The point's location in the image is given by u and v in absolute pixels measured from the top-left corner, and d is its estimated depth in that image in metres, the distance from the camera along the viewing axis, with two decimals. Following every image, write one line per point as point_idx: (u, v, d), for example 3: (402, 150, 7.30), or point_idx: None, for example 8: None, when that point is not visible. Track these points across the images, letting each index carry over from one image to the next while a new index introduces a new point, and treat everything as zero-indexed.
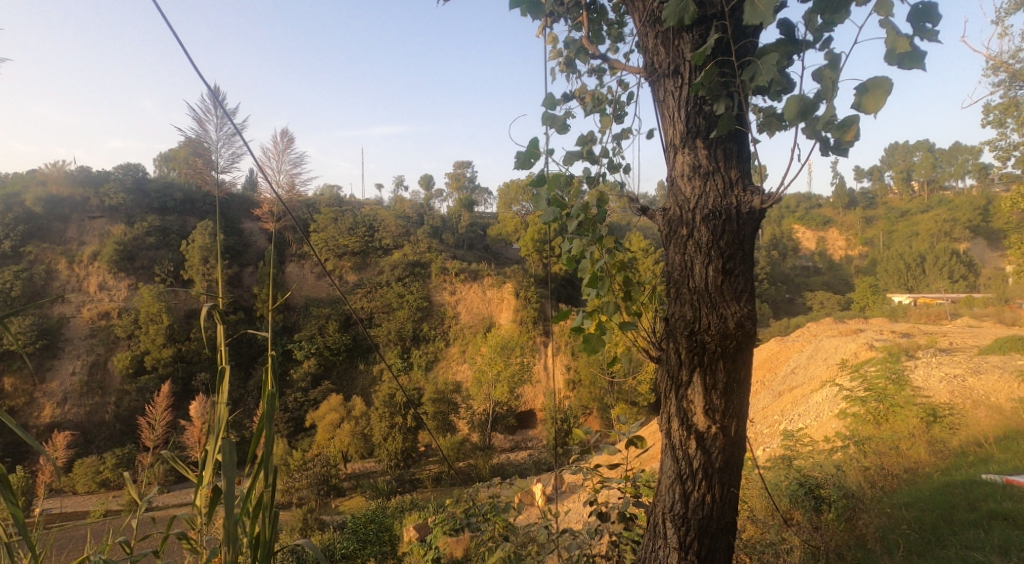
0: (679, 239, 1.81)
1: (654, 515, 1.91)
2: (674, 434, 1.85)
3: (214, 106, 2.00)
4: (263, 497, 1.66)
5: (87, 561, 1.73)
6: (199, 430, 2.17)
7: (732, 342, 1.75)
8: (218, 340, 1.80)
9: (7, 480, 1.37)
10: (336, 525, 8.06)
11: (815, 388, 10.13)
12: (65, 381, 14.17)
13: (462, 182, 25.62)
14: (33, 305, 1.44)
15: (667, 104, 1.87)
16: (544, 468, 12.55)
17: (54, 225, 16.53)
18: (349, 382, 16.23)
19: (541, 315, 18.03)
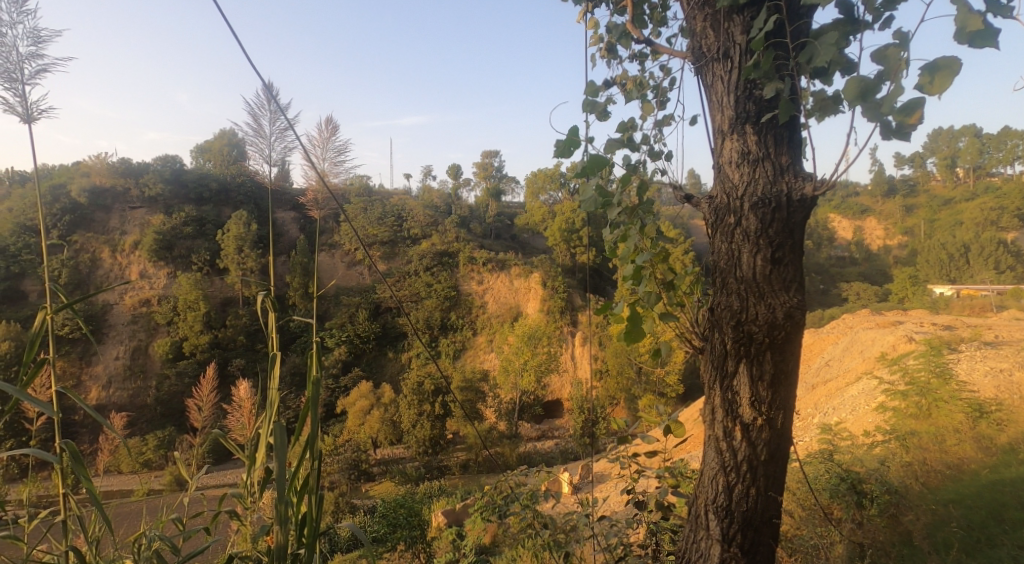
0: (726, 227, 1.78)
1: (696, 506, 1.90)
2: (719, 425, 1.82)
3: (267, 101, 2.00)
4: (309, 477, 1.69)
5: (144, 534, 1.78)
6: (245, 409, 2.23)
7: (780, 332, 1.72)
8: (267, 327, 1.83)
9: (82, 453, 1.43)
10: (366, 509, 8.19)
11: (850, 381, 9.97)
12: (109, 365, 14.69)
13: (489, 172, 25.67)
14: (93, 291, 1.50)
15: (715, 90, 1.84)
16: (571, 457, 12.61)
17: (97, 215, 17.11)
18: (378, 368, 16.43)
19: (569, 305, 18.02)
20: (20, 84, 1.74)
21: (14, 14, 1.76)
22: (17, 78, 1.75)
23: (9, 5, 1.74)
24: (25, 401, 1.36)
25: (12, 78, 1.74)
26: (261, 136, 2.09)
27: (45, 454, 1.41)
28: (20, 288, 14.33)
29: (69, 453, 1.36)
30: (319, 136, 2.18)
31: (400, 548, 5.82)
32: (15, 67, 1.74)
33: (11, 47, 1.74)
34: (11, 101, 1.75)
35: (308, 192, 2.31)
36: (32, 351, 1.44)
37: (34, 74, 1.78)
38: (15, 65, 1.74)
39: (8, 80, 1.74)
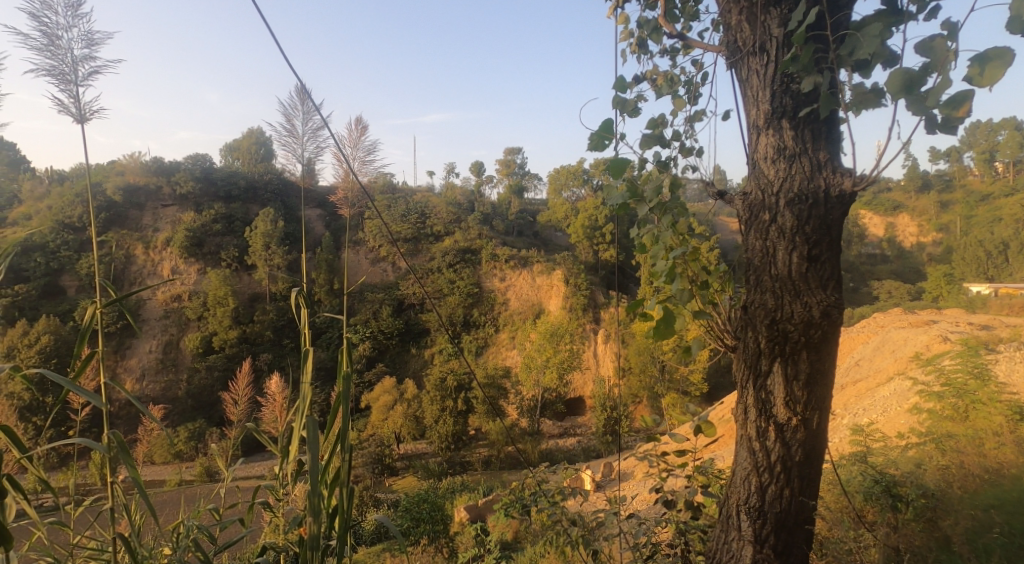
0: (761, 225, 1.75)
1: (727, 506, 1.87)
2: (752, 424, 1.79)
3: (302, 101, 2.03)
4: (341, 471, 1.70)
5: (183, 524, 1.83)
6: (279, 403, 2.28)
7: (816, 332, 1.68)
8: (301, 322, 1.85)
9: (126, 445, 1.48)
10: (390, 503, 8.24)
11: (881, 382, 9.75)
12: (143, 359, 15.05)
13: (512, 169, 25.65)
14: (133, 287, 1.55)
15: (750, 85, 1.82)
16: (593, 455, 12.56)
17: (131, 212, 17.56)
18: (401, 364, 16.55)
19: (591, 303, 17.91)
20: (73, 84, 1.80)
21: (69, 17, 1.81)
22: (70, 79, 1.80)
23: (64, 8, 1.80)
24: (75, 392, 1.41)
25: (65, 80, 1.80)
26: (295, 135, 2.12)
27: (93, 444, 1.45)
28: (58, 283, 14.78)
29: (117, 444, 1.40)
30: (350, 135, 2.20)
31: (422, 542, 5.82)
32: (69, 69, 1.80)
33: (64, 48, 1.79)
34: (65, 102, 1.81)
35: (338, 190, 2.33)
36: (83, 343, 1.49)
37: (86, 75, 1.84)
38: (69, 66, 1.80)
39: (62, 82, 1.79)
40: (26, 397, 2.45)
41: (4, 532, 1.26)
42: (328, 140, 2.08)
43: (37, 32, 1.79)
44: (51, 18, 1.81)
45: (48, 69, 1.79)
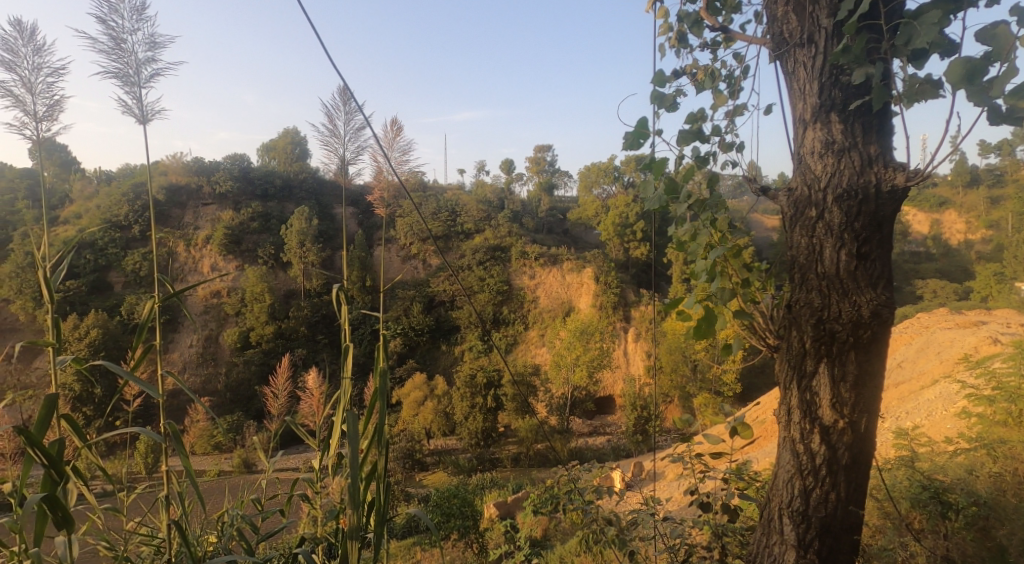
0: (806, 221, 1.71)
1: (769, 508, 1.83)
2: (795, 426, 1.75)
3: (344, 101, 2.05)
4: (379, 465, 1.72)
5: (226, 514, 1.88)
6: (317, 397, 2.32)
7: (865, 331, 1.63)
8: (341, 318, 1.87)
9: (180, 436, 1.53)
10: (421, 498, 8.33)
11: (925, 384, 9.45)
12: (184, 353, 15.49)
13: (542, 166, 25.61)
14: (183, 281, 1.60)
15: (796, 78, 1.77)
16: (623, 454, 12.47)
17: (173, 210, 18.10)
18: (432, 361, 16.69)
19: (622, 301, 17.74)
20: (137, 86, 1.90)
21: (134, 21, 1.90)
22: (134, 81, 1.90)
23: (129, 12, 1.89)
24: (134, 382, 1.46)
25: (129, 82, 1.89)
26: (336, 136, 2.14)
27: (149, 433, 1.50)
28: (105, 279, 15.32)
29: (170, 433, 1.45)
30: (388, 135, 2.21)
31: (453, 537, 5.84)
32: (132, 71, 1.89)
33: (129, 51, 1.89)
34: (128, 103, 1.90)
35: (376, 190, 2.35)
36: (141, 336, 1.56)
37: (149, 77, 1.93)
38: (133, 68, 1.89)
39: (127, 83, 1.88)
40: (79, 388, 2.55)
41: (67, 515, 1.31)
42: (367, 141, 2.09)
43: (105, 35, 1.89)
44: (118, 22, 1.91)
45: (114, 70, 1.88)
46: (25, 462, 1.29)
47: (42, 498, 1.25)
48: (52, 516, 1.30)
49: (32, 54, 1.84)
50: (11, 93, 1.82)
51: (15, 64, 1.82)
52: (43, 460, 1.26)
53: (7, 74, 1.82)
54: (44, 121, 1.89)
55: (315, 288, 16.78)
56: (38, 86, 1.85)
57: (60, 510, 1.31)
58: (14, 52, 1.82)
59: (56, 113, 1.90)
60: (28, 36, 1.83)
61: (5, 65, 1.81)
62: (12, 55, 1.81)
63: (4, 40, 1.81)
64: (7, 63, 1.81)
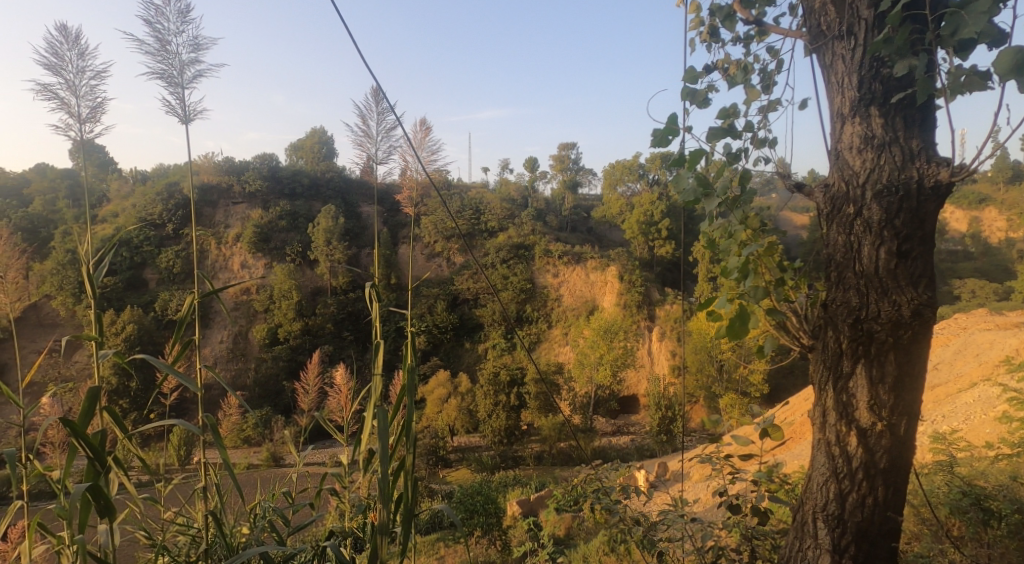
0: (843, 218, 1.66)
1: (802, 511, 1.79)
2: (830, 428, 1.70)
3: (376, 101, 2.06)
4: (406, 461, 1.72)
5: (258, 506, 1.91)
6: (347, 394, 2.35)
7: (906, 331, 1.58)
8: (372, 315, 1.88)
9: (217, 429, 1.56)
10: (445, 494, 8.38)
11: (963, 387, 9.18)
12: (215, 348, 15.81)
13: (566, 164, 25.53)
14: (219, 277, 1.61)
15: (833, 71, 1.73)
16: (647, 454, 12.38)
17: (205, 209, 18.50)
18: (455, 358, 16.77)
19: (646, 300, 17.55)
20: (180, 86, 1.95)
21: (179, 23, 1.95)
22: (177, 81, 1.95)
23: (175, 15, 1.94)
24: (174, 376, 1.49)
25: (173, 82, 1.94)
26: (369, 136, 2.16)
27: (186, 426, 1.53)
28: (140, 276, 15.71)
29: (207, 426, 1.47)
30: (418, 135, 2.22)
31: (476, 534, 5.86)
32: (176, 71, 1.94)
33: (173, 52, 1.93)
34: (173, 104, 1.96)
35: (404, 189, 2.36)
36: (180, 330, 1.59)
37: (191, 78, 1.98)
38: (177, 69, 1.94)
39: (171, 83, 1.94)
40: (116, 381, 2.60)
41: (108, 506, 1.34)
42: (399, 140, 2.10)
43: (151, 38, 1.94)
44: (162, 24, 1.96)
45: (159, 71, 1.93)
46: (70, 451, 1.32)
47: (86, 487, 1.28)
48: (94, 505, 1.33)
49: (76, 57, 1.89)
50: (57, 95, 1.88)
51: (60, 68, 1.87)
52: (87, 451, 1.29)
53: (53, 77, 1.88)
54: (87, 122, 1.94)
55: (341, 285, 16.96)
56: (82, 89, 1.90)
57: (102, 500, 1.33)
58: (60, 56, 1.87)
59: (100, 114, 1.95)
60: (72, 41, 1.89)
61: (51, 69, 1.86)
62: (58, 59, 1.86)
63: (51, 45, 1.87)
64: (53, 67, 1.86)
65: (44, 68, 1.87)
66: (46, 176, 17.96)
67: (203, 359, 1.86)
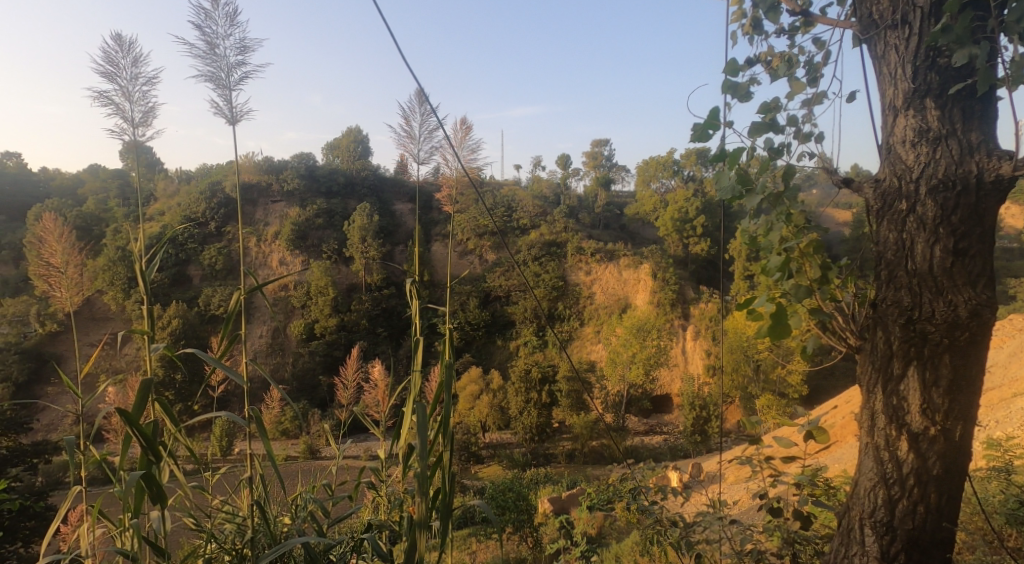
0: (894, 215, 1.60)
1: (848, 517, 1.73)
2: (879, 432, 1.64)
3: (419, 101, 2.07)
4: (444, 456, 1.73)
5: (300, 497, 1.94)
6: (384, 390, 2.36)
7: (962, 333, 1.51)
8: (412, 313, 1.89)
9: (261, 421, 1.58)
10: (477, 490, 8.44)
11: (1017, 392, 8.79)
12: (255, 343, 16.19)
13: (598, 161, 25.34)
14: (261, 273, 1.63)
15: (886, 62, 1.66)
16: (681, 454, 12.24)
17: (246, 208, 18.98)
18: (487, 356, 16.82)
19: (680, 298, 17.27)
20: (227, 89, 1.98)
21: (227, 27, 1.99)
22: (224, 84, 1.98)
23: (223, 19, 1.98)
24: (221, 370, 1.52)
25: (221, 85, 1.98)
26: (411, 136, 2.16)
27: (233, 417, 1.56)
28: (185, 273, 16.21)
29: (252, 417, 1.50)
30: (459, 134, 2.21)
31: (507, 531, 5.88)
32: (224, 74, 1.98)
33: (221, 56, 1.97)
34: (221, 106, 1.99)
35: (444, 187, 2.36)
36: (228, 325, 1.62)
37: (238, 81, 2.02)
38: (224, 72, 1.98)
39: (219, 86, 1.98)
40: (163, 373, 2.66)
41: (160, 492, 1.38)
42: (441, 142, 2.09)
43: (199, 42, 1.98)
44: (211, 28, 2.00)
45: (208, 74, 1.97)
46: (125, 441, 1.36)
47: (140, 475, 1.32)
48: (148, 492, 1.37)
49: (130, 64, 1.94)
50: (111, 101, 1.93)
51: (115, 75, 1.92)
52: (140, 440, 1.33)
53: (108, 84, 1.93)
54: (140, 126, 1.99)
55: (375, 282, 17.18)
56: (135, 94, 1.95)
57: (155, 487, 1.37)
58: (114, 64, 1.92)
59: (152, 118, 2.00)
60: (126, 48, 1.94)
61: (106, 76, 1.92)
62: (113, 66, 1.92)
63: (106, 53, 1.91)
64: (108, 74, 1.91)
65: (100, 75, 1.92)
66: (99, 176, 18.73)
67: (249, 353, 1.89)
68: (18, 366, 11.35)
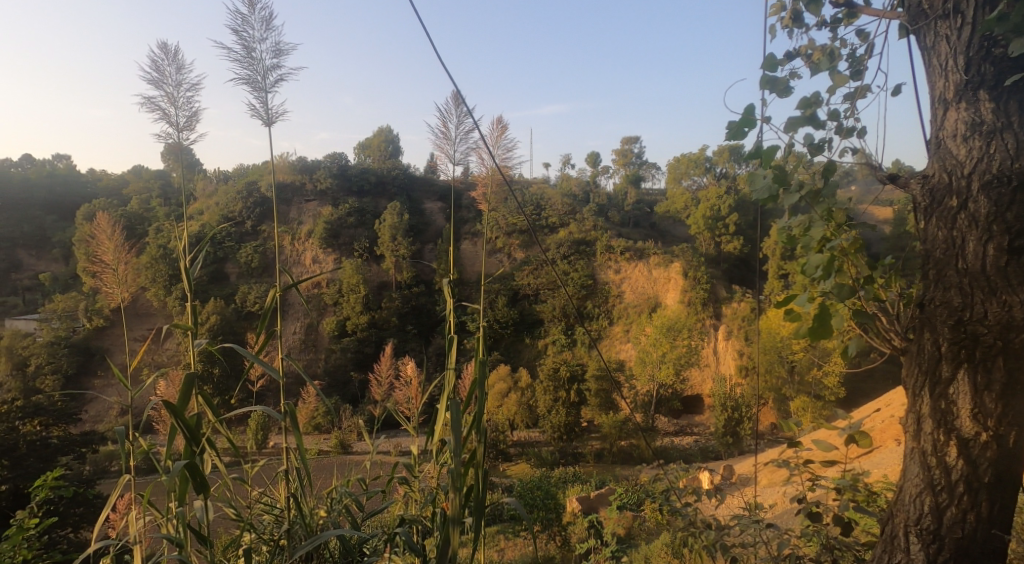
0: (943, 212, 1.54)
1: (892, 525, 1.67)
2: (926, 437, 1.58)
3: (454, 102, 2.07)
4: (476, 452, 1.73)
5: (336, 491, 1.96)
6: (417, 388, 2.37)
7: (1018, 335, 1.44)
8: (446, 311, 1.89)
9: (295, 414, 1.60)
10: (504, 488, 8.45)
11: None
12: (289, 339, 16.49)
13: (629, 159, 25.09)
14: (294, 270, 1.63)
15: (936, 54, 1.60)
16: (712, 457, 12.08)
17: (281, 207, 19.34)
18: (515, 354, 16.81)
19: (712, 297, 16.97)
20: (264, 91, 2.02)
21: (264, 30, 2.02)
22: (260, 86, 2.02)
23: (260, 23, 2.01)
24: (258, 365, 1.54)
25: (258, 87, 2.01)
26: (445, 136, 2.16)
27: (270, 411, 1.58)
28: (222, 270, 16.59)
29: (287, 411, 1.51)
30: (494, 134, 2.20)
31: (535, 530, 5.89)
32: (261, 77, 2.01)
33: (258, 59, 2.00)
34: (259, 109, 2.03)
35: (479, 187, 2.36)
36: (266, 321, 1.64)
37: (274, 83, 2.05)
38: (262, 75, 2.01)
39: (257, 88, 2.01)
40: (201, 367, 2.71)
41: (202, 482, 1.41)
42: (476, 142, 2.09)
43: (237, 46, 2.02)
44: (249, 32, 2.02)
45: (245, 78, 2.01)
46: (169, 432, 1.40)
47: (184, 465, 1.35)
48: (191, 482, 1.40)
49: (174, 71, 1.98)
50: (158, 106, 1.98)
51: (161, 81, 1.97)
52: (184, 431, 1.36)
53: (155, 90, 1.98)
54: (184, 131, 2.04)
55: (405, 280, 17.33)
56: (180, 99, 2.00)
57: (198, 478, 1.40)
58: (161, 70, 1.97)
59: (194, 122, 2.04)
60: (171, 55, 1.99)
61: (153, 82, 1.97)
62: (159, 73, 1.97)
63: (152, 60, 1.97)
64: (155, 80, 1.96)
65: (147, 82, 1.98)
66: (142, 176, 19.30)
67: (285, 349, 1.91)
68: (67, 360, 11.78)
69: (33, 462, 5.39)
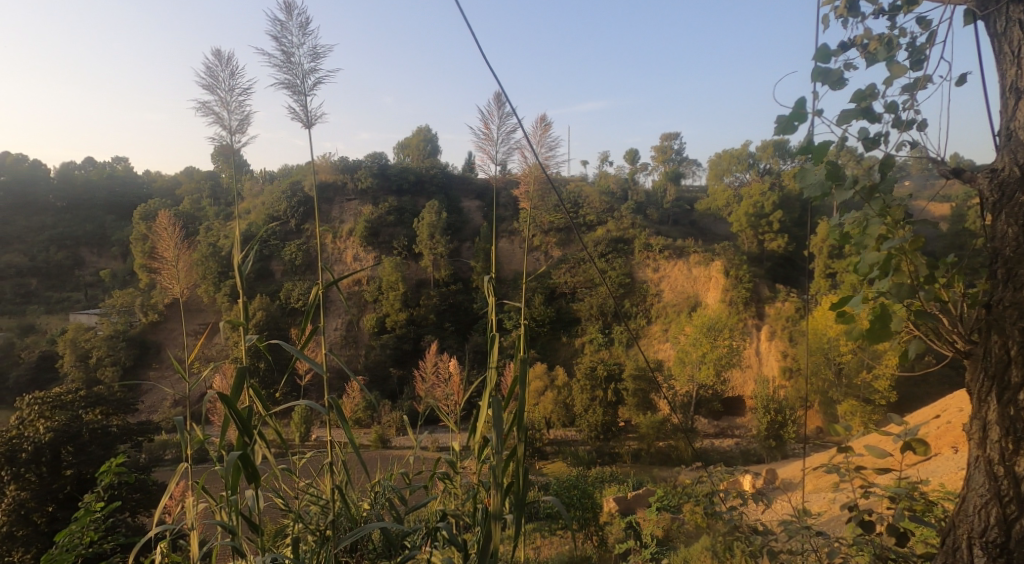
0: (1014, 207, 1.45)
1: (954, 536, 1.57)
2: (993, 445, 1.49)
3: (496, 101, 2.05)
4: (517, 450, 1.71)
5: (380, 484, 1.96)
6: (458, 385, 2.34)
7: None
8: (490, 308, 1.88)
9: (340, 406, 1.61)
10: (540, 486, 8.43)
11: None
12: (330, 335, 16.81)
13: (669, 155, 24.66)
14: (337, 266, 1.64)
15: (1009, 41, 1.51)
16: (753, 460, 11.82)
17: (323, 206, 19.73)
18: (552, 352, 16.73)
19: (754, 297, 16.55)
20: (306, 94, 2.04)
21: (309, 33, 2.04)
22: (302, 89, 2.04)
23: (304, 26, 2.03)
24: (304, 359, 1.56)
25: (302, 90, 2.04)
26: (488, 137, 2.15)
27: (316, 405, 1.60)
28: (268, 268, 17.04)
29: (332, 404, 1.53)
30: (537, 132, 2.18)
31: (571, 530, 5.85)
32: (304, 80, 2.03)
33: (302, 63, 2.03)
34: (301, 111, 2.05)
35: (521, 186, 2.33)
36: (311, 317, 1.66)
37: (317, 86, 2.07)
38: (305, 78, 2.03)
39: (300, 91, 2.04)
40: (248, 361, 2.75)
41: (254, 471, 1.43)
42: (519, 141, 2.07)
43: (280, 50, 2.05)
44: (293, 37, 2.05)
45: (289, 82, 2.03)
46: (222, 423, 1.43)
47: (237, 455, 1.38)
48: (244, 471, 1.43)
49: (227, 76, 2.02)
50: (212, 111, 2.03)
51: (215, 86, 2.02)
52: (236, 423, 1.39)
53: (209, 95, 2.02)
54: (236, 134, 2.08)
55: (443, 278, 17.46)
56: (232, 104, 2.04)
57: (250, 467, 1.43)
58: (215, 76, 2.01)
59: (245, 126, 2.08)
60: (224, 61, 2.02)
61: (207, 87, 2.01)
62: (213, 78, 2.01)
63: (207, 66, 2.01)
64: (209, 85, 2.01)
65: (202, 88, 2.02)
66: (193, 177, 19.97)
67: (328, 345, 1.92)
68: (124, 352, 12.28)
69: (96, 448, 5.61)
